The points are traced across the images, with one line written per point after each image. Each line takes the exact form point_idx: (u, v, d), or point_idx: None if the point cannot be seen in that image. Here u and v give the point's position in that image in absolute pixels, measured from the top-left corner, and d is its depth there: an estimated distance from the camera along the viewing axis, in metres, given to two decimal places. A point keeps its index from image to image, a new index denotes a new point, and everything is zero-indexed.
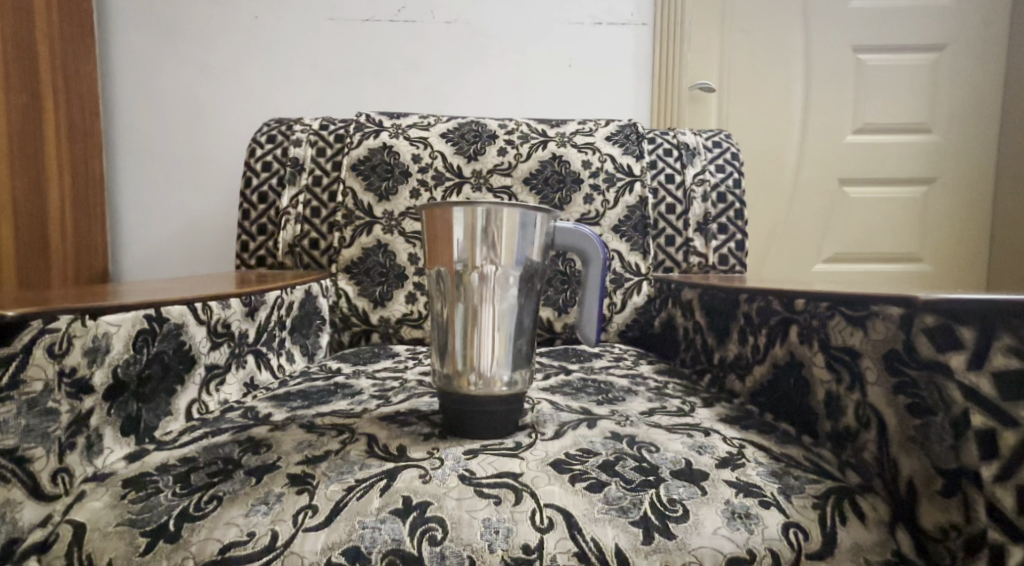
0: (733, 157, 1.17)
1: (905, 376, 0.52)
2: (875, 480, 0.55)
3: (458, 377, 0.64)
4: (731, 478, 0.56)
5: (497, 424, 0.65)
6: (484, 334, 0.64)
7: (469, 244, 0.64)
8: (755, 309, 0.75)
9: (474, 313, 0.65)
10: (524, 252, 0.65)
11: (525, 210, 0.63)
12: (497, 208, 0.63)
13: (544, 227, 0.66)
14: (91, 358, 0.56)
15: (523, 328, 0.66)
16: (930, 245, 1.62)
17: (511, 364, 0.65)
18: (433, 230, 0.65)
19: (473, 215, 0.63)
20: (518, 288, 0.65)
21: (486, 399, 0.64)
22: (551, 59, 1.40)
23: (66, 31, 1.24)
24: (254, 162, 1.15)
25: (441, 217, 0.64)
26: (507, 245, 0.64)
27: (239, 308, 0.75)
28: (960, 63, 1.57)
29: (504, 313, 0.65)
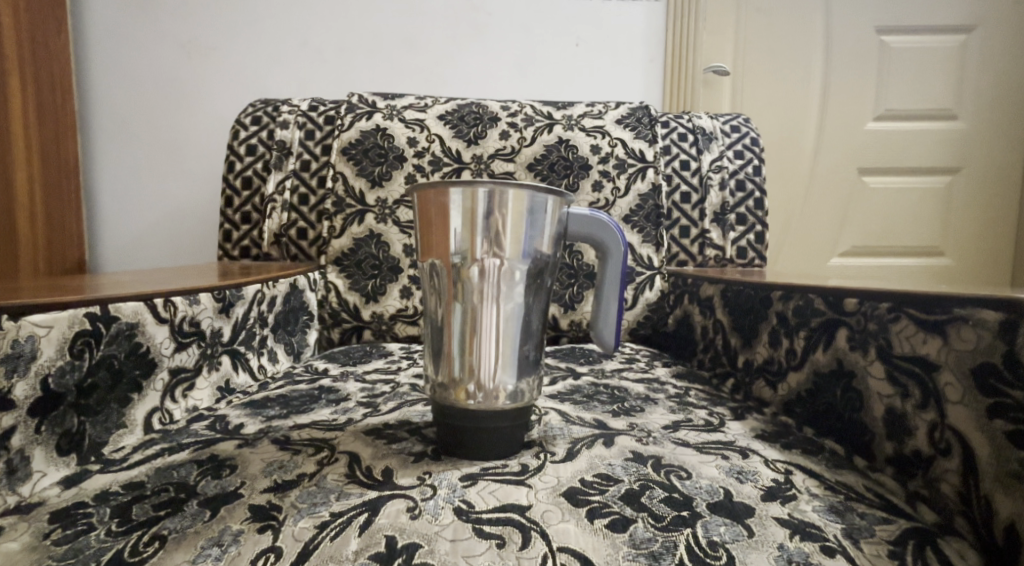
0: (753, 143, 1.07)
1: (1006, 397, 0.45)
2: (956, 519, 0.48)
3: (455, 387, 0.55)
4: (782, 515, 0.49)
5: (500, 440, 0.56)
6: (485, 338, 0.55)
7: (467, 232, 0.55)
8: (792, 309, 0.66)
9: (473, 314, 0.55)
10: (532, 243, 0.56)
11: (534, 193, 0.54)
12: (502, 191, 0.54)
13: (556, 214, 0.57)
14: (10, 368, 0.48)
15: (530, 332, 0.57)
16: (952, 238, 1.53)
17: (516, 373, 0.56)
18: (426, 216, 0.56)
19: (473, 199, 0.54)
20: (526, 285, 0.56)
21: (488, 412, 0.55)
22: (557, 38, 1.30)
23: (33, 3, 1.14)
24: (238, 145, 1.05)
25: (436, 200, 0.55)
26: (513, 234, 0.55)
27: (211, 304, 0.66)
28: (991, 46, 1.47)
29: (509, 314, 0.56)
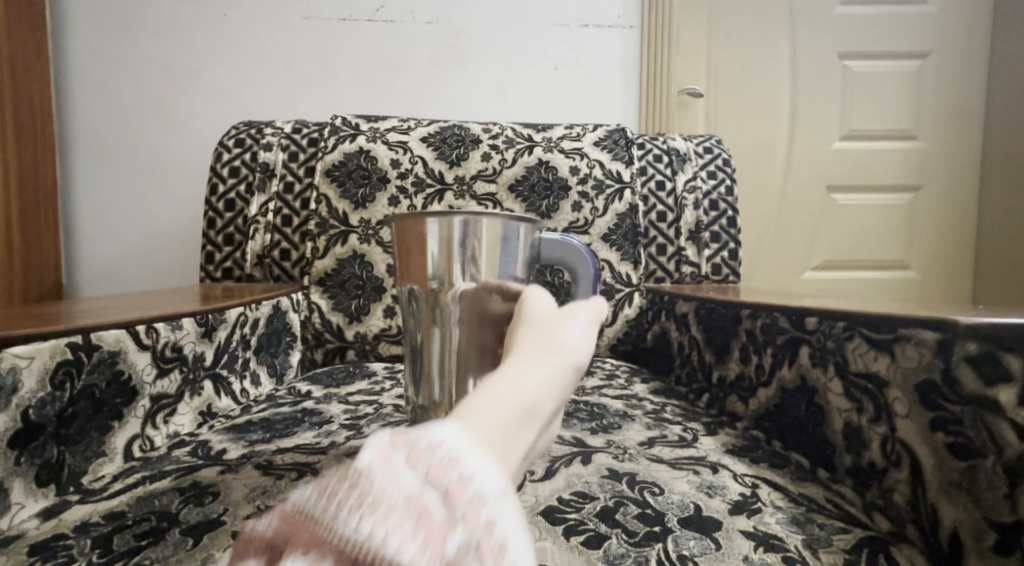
0: (725, 163, 1.11)
1: (945, 412, 0.48)
2: (908, 526, 0.51)
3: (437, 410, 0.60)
4: (748, 528, 0.51)
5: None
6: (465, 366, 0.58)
7: (445, 259, 0.56)
8: (759, 327, 0.69)
9: (450, 340, 0.58)
10: (507, 270, 0.56)
11: (507, 221, 0.55)
12: (476, 219, 0.55)
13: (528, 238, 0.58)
14: None
15: None
16: (917, 251, 1.58)
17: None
18: (405, 242, 0.58)
19: (448, 227, 0.55)
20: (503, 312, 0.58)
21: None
22: (536, 62, 1.34)
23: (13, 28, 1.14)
24: (220, 167, 1.06)
25: (415, 228, 0.57)
26: (488, 261, 0.56)
27: (194, 329, 0.67)
28: (946, 68, 1.53)
29: None
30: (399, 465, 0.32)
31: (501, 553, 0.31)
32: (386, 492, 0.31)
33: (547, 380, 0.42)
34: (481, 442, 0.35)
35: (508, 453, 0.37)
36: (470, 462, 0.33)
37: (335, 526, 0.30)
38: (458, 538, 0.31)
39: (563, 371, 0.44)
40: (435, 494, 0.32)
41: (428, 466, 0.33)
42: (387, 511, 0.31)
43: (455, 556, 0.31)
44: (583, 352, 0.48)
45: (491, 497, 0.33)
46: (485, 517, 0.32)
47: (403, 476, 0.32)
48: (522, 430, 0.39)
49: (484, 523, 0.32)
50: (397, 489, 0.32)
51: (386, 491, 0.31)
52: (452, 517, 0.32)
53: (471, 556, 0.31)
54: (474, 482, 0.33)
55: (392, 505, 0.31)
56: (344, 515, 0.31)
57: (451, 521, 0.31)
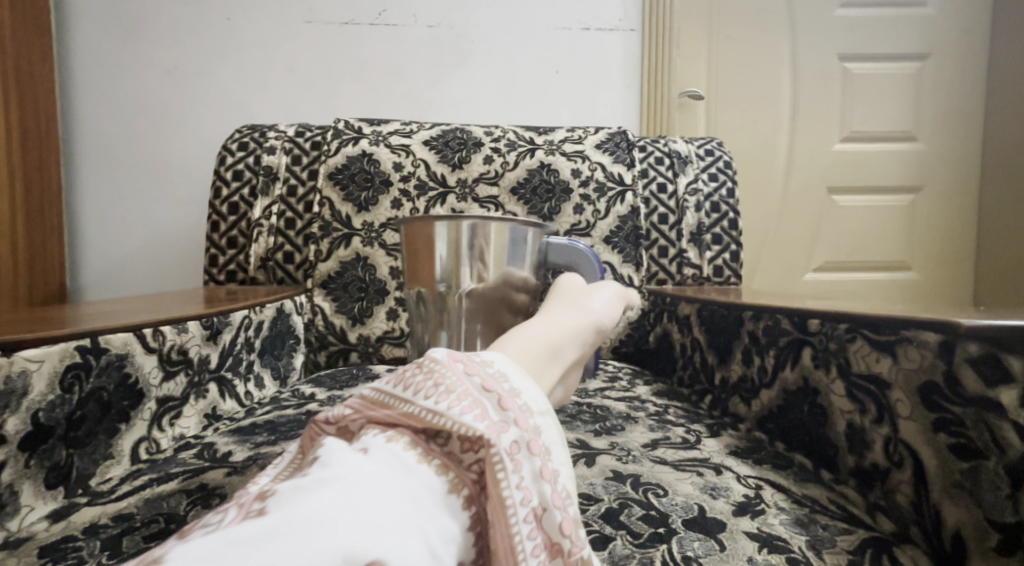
0: (726, 166, 1.12)
1: (947, 413, 0.48)
2: (911, 527, 0.51)
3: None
4: (752, 529, 0.51)
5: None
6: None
7: (452, 262, 0.57)
8: (761, 328, 0.70)
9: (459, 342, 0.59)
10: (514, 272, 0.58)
11: (515, 225, 0.57)
12: (485, 222, 0.56)
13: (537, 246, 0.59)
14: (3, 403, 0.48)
15: None
16: (919, 253, 1.58)
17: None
18: (414, 245, 0.59)
19: (457, 229, 0.56)
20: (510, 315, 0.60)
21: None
22: (537, 65, 1.34)
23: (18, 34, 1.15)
24: (225, 170, 1.07)
25: (425, 231, 0.58)
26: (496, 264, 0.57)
27: (199, 331, 0.67)
28: (946, 70, 1.54)
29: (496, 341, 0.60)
30: (467, 374, 0.43)
31: (542, 450, 0.42)
32: (457, 391, 0.42)
33: (571, 329, 0.54)
34: (518, 366, 0.46)
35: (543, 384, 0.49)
36: (521, 380, 0.44)
37: (417, 409, 0.41)
38: (513, 433, 0.41)
39: (583, 327, 0.55)
40: (495, 399, 0.42)
41: (489, 380, 0.43)
42: (458, 404, 0.41)
43: (511, 448, 0.41)
44: (603, 317, 0.58)
45: (536, 411, 0.43)
46: (532, 422, 0.42)
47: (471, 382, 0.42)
48: (550, 366, 0.50)
49: (530, 426, 0.42)
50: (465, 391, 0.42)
51: (458, 389, 0.42)
52: (507, 418, 0.42)
53: (522, 448, 0.41)
54: (523, 396, 0.43)
55: (462, 398, 0.41)
56: (425, 403, 0.41)
57: (506, 421, 0.41)
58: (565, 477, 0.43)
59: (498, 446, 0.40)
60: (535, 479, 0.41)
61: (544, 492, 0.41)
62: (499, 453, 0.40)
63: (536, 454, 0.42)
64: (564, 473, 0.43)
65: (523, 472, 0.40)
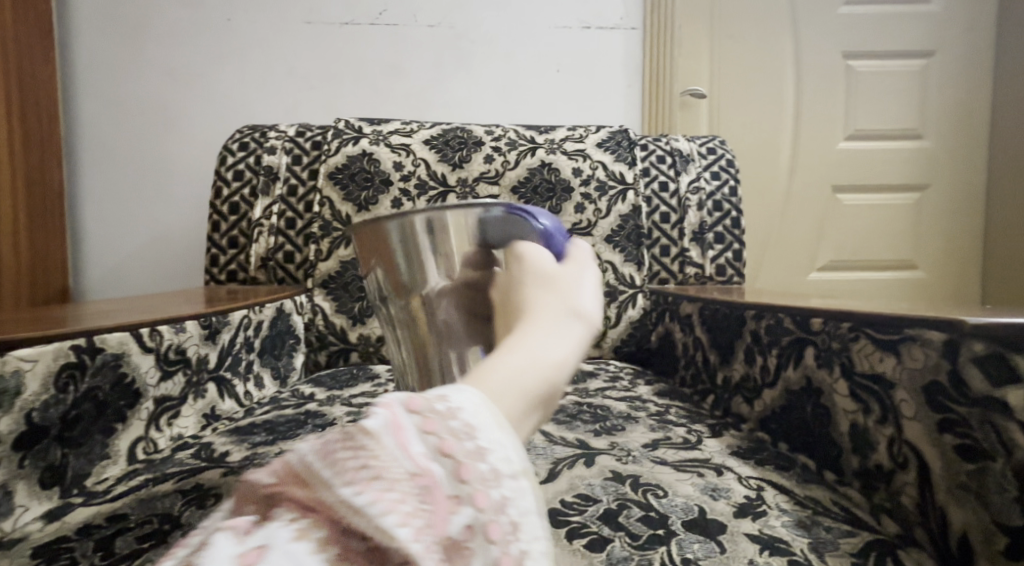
0: (728, 164, 1.11)
1: (952, 413, 0.47)
2: (915, 529, 0.50)
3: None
4: (753, 531, 0.51)
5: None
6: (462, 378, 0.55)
7: (410, 262, 0.53)
8: (764, 328, 0.69)
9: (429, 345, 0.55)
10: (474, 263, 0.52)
11: (464, 212, 0.49)
12: (432, 216, 0.50)
13: (494, 231, 0.51)
14: None
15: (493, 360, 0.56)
16: (925, 251, 1.57)
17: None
18: (370, 246, 0.55)
19: (405, 226, 0.51)
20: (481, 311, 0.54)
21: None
22: (539, 64, 1.33)
23: (21, 34, 1.14)
24: (225, 170, 1.06)
25: (383, 231, 0.52)
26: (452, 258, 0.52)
27: (197, 331, 0.67)
28: (951, 68, 1.52)
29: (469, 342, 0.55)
30: (412, 432, 0.35)
31: (510, 530, 0.34)
32: (395, 465, 0.33)
33: (558, 347, 0.46)
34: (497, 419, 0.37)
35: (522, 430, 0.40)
36: (488, 435, 0.36)
37: (337, 495, 0.32)
38: (466, 515, 0.33)
39: (573, 341, 0.47)
40: (447, 466, 0.34)
41: (442, 439, 0.35)
42: (394, 485, 0.33)
43: (461, 533, 0.33)
44: (589, 316, 0.50)
45: (507, 475, 0.35)
46: (494, 496, 0.35)
47: (416, 444, 0.35)
48: (543, 397, 0.43)
49: (494, 502, 0.34)
50: (408, 461, 0.34)
51: (395, 465, 0.33)
52: (460, 494, 0.34)
53: (477, 534, 0.33)
54: (490, 458, 0.35)
55: (394, 480, 0.33)
56: (351, 481, 0.32)
57: (460, 496, 0.34)
58: (541, 563, 0.34)
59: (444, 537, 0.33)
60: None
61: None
62: (444, 545, 0.32)
63: (497, 540, 0.34)
64: (541, 557, 0.35)
65: None
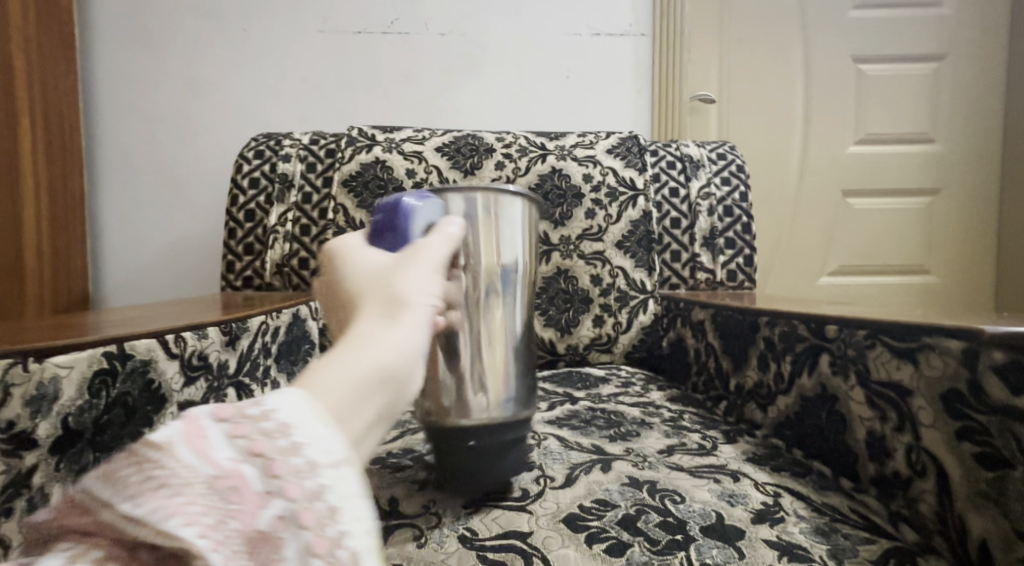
0: (738, 170, 1.11)
1: (972, 421, 0.48)
2: (935, 537, 0.51)
3: (456, 412, 0.54)
4: (772, 537, 0.51)
5: (491, 478, 0.56)
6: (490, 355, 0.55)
7: None
8: (778, 334, 0.69)
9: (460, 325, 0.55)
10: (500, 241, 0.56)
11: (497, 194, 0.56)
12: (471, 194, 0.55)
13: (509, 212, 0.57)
14: (35, 408, 0.47)
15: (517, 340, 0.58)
16: (936, 256, 1.57)
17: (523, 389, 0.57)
18: None
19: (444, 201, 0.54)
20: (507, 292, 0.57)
21: (490, 442, 0.55)
22: (549, 71, 1.34)
23: (45, 45, 1.15)
24: (241, 178, 1.08)
25: None
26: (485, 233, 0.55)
27: (217, 337, 0.66)
28: (962, 71, 1.52)
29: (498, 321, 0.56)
30: (214, 439, 0.31)
31: (328, 515, 0.30)
32: (191, 470, 0.29)
33: (396, 326, 0.40)
34: (317, 411, 0.33)
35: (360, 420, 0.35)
36: (309, 429, 0.32)
37: (114, 513, 0.28)
38: (273, 513, 0.30)
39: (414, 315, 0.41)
40: (258, 464, 0.30)
41: (253, 438, 0.31)
42: (185, 491, 0.29)
43: (274, 529, 0.30)
44: (422, 283, 0.43)
45: (329, 465, 0.31)
46: (312, 485, 0.30)
47: (219, 449, 0.30)
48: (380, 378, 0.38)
49: (310, 492, 0.30)
50: (208, 466, 0.30)
51: (187, 471, 0.29)
52: (271, 489, 0.30)
53: (289, 527, 0.30)
54: (309, 448, 0.31)
55: (184, 490, 0.29)
56: (139, 495, 0.28)
57: (271, 492, 0.30)
58: (370, 551, 0.30)
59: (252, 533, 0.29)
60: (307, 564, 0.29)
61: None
62: (251, 552, 0.29)
63: (312, 529, 0.30)
64: (370, 541, 0.31)
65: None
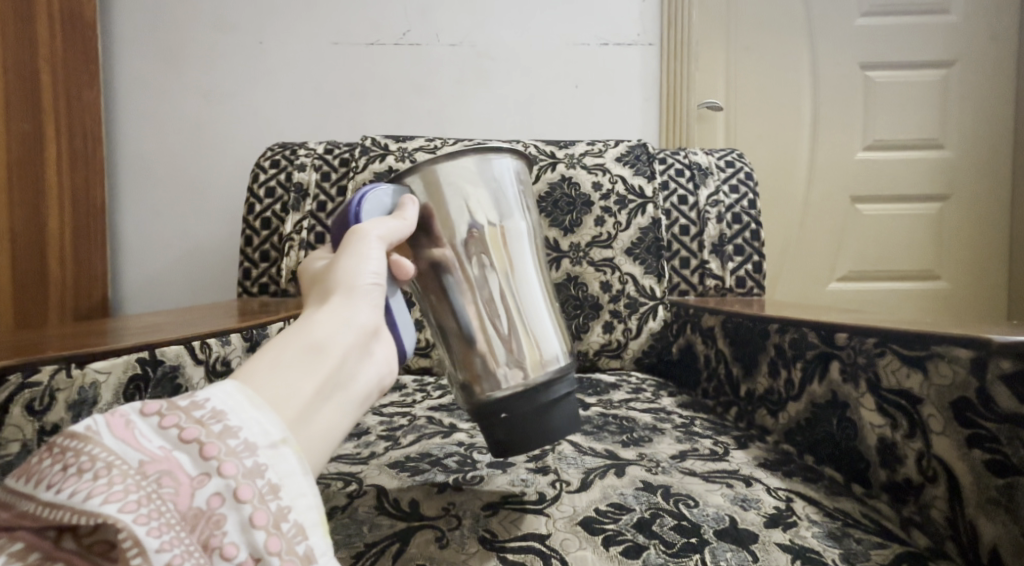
0: (747, 177, 1.12)
1: (981, 428, 0.49)
2: (946, 542, 0.52)
3: (488, 385, 0.58)
4: (785, 541, 0.52)
5: (538, 438, 0.58)
6: (515, 320, 0.59)
7: (440, 219, 0.57)
8: (788, 341, 0.70)
9: (480, 296, 0.59)
10: (491, 207, 0.59)
11: (471, 161, 0.58)
12: (449, 169, 0.58)
13: (488, 175, 0.59)
14: (77, 414, 0.48)
15: (539, 302, 0.61)
16: (946, 261, 1.57)
17: (554, 350, 0.60)
18: None
19: (426, 183, 0.57)
20: (515, 258, 0.60)
21: (528, 405, 0.58)
22: (558, 80, 1.36)
23: (71, 59, 1.18)
24: (257, 187, 1.10)
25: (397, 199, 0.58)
26: (473, 203, 0.58)
27: (240, 343, 0.66)
28: (971, 78, 1.53)
29: (513, 287, 0.60)
30: (148, 430, 0.37)
31: (268, 489, 0.37)
32: (121, 459, 0.35)
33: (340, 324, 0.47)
34: (250, 399, 0.40)
35: (297, 408, 0.42)
36: (238, 417, 0.38)
37: (38, 503, 0.34)
38: (213, 487, 0.36)
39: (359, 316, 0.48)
40: (192, 451, 0.37)
41: (184, 428, 0.37)
42: (117, 477, 0.34)
43: (210, 503, 0.36)
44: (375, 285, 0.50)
45: (264, 445, 0.38)
46: (250, 463, 0.37)
47: (152, 440, 0.37)
48: (320, 366, 0.45)
49: (248, 470, 0.37)
50: (137, 455, 0.36)
51: (118, 459, 0.35)
52: (207, 469, 0.36)
53: (227, 500, 0.36)
54: (242, 434, 0.38)
55: (112, 476, 0.34)
56: (63, 485, 0.34)
57: (207, 473, 0.36)
58: (305, 513, 0.38)
59: (191, 506, 0.35)
60: (246, 532, 0.36)
61: (263, 540, 0.36)
62: (189, 520, 0.35)
63: (252, 501, 0.36)
64: (308, 509, 0.38)
65: (224, 529, 0.35)
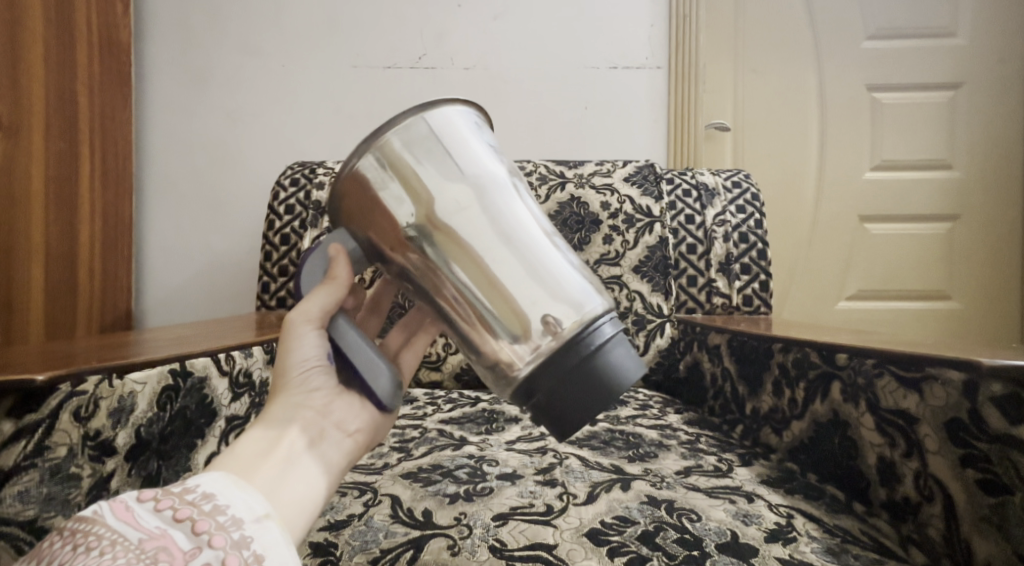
0: (753, 198, 1.14)
1: (975, 449, 0.51)
2: (942, 559, 0.53)
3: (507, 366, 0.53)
4: (784, 555, 0.54)
5: (580, 400, 0.52)
6: (519, 274, 0.53)
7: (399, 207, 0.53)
8: (791, 361, 0.72)
9: (469, 267, 0.53)
10: (443, 175, 0.53)
11: (407, 129, 0.53)
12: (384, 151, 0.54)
13: (422, 139, 0.53)
14: (116, 419, 0.51)
15: (545, 255, 0.54)
16: (956, 280, 1.58)
17: (571, 283, 0.53)
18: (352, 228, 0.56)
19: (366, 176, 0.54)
20: (491, 216, 0.53)
21: (565, 361, 0.52)
22: (569, 100, 1.39)
23: (105, 83, 1.22)
24: (277, 205, 1.13)
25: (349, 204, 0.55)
26: (426, 174, 0.53)
27: (261, 356, 0.69)
28: (978, 101, 1.55)
29: (506, 241, 0.53)
30: (144, 514, 0.42)
31: (251, 558, 0.41)
32: (123, 537, 0.40)
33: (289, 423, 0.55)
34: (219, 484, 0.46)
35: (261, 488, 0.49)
36: (224, 496, 0.43)
37: None
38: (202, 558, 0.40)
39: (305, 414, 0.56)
40: (184, 527, 0.41)
41: (177, 509, 0.42)
42: (121, 551, 0.39)
43: None
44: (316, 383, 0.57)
45: (248, 520, 0.43)
46: (236, 534, 0.42)
47: (149, 520, 0.41)
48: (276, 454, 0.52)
49: (234, 541, 0.41)
50: (137, 533, 0.40)
51: (118, 537, 0.40)
52: (200, 543, 0.41)
53: None
54: (229, 511, 0.43)
55: (109, 551, 0.39)
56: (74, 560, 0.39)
57: (198, 546, 0.40)
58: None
59: None
60: None
61: None
62: None
63: None
64: None
65: None
